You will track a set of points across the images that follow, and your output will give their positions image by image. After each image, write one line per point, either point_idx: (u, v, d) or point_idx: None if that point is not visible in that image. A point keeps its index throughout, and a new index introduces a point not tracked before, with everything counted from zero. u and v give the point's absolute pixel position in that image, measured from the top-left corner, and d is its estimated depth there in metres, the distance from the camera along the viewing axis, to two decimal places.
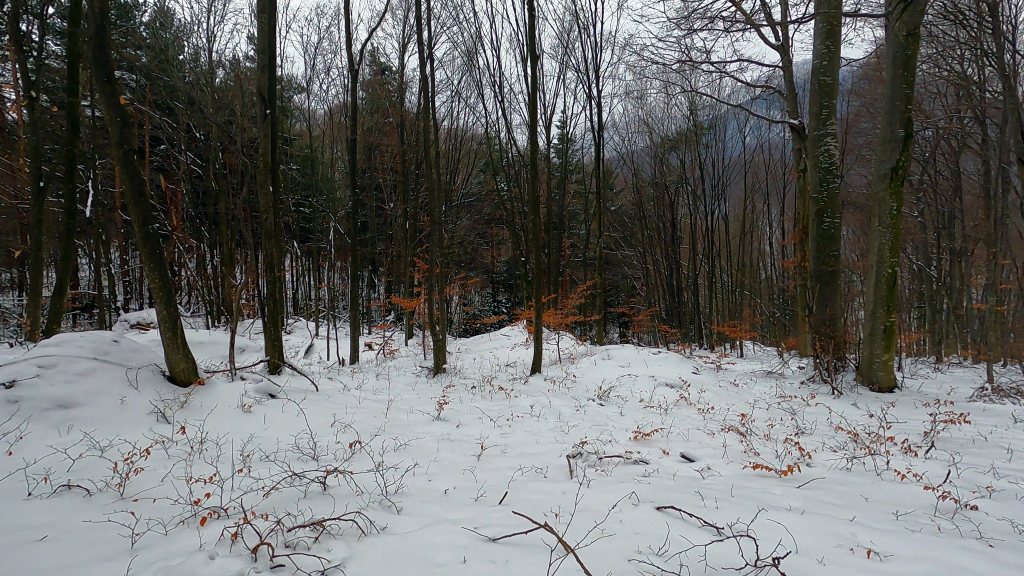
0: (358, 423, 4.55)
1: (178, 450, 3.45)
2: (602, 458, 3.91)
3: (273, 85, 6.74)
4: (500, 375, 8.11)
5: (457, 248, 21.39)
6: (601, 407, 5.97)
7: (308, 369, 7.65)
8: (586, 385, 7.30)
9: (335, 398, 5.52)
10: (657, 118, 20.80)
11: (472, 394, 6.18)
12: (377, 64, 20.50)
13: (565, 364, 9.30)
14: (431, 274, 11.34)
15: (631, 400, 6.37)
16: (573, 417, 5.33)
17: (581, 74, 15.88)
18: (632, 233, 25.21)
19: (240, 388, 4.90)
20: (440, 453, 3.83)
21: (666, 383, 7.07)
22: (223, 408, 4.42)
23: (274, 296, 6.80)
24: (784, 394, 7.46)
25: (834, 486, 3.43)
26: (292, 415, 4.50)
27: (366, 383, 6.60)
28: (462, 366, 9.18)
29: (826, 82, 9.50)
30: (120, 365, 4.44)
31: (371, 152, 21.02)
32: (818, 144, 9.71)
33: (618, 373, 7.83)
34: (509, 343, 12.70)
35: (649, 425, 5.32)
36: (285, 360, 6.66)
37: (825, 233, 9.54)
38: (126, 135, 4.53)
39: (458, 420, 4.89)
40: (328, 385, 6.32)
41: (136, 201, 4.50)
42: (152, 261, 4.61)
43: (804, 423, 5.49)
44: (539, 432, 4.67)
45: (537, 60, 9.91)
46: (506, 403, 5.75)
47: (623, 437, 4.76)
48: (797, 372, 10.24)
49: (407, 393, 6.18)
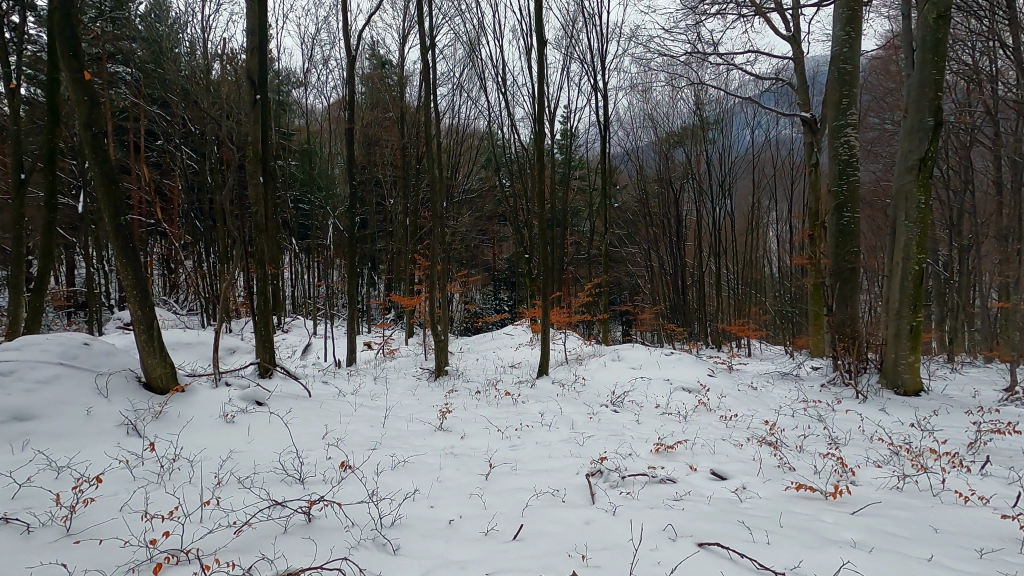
0: (353, 436, 4.12)
1: (144, 472, 3.02)
2: (624, 477, 3.49)
3: (263, 68, 6.28)
4: (505, 377, 7.69)
5: (458, 245, 21.00)
6: (616, 414, 5.53)
7: (302, 372, 7.23)
8: (596, 389, 6.87)
9: (329, 405, 5.09)
10: (663, 112, 20.36)
11: (476, 400, 5.76)
12: (378, 57, 20.05)
13: (573, 365, 8.88)
14: (432, 271, 10.90)
15: (647, 406, 5.94)
16: (587, 426, 4.90)
17: (585, 67, 15.43)
18: (637, 229, 24.80)
19: (223, 396, 4.47)
20: (443, 472, 3.40)
21: (683, 387, 6.64)
22: (202, 419, 3.99)
23: (265, 294, 6.37)
24: (807, 398, 7.02)
25: (892, 513, 3.01)
26: (280, 428, 4.07)
27: (363, 388, 6.19)
28: (465, 368, 8.75)
29: (848, 70, 9.02)
30: (89, 371, 4.01)
31: (371, 147, 20.60)
32: (838, 136, 9.27)
33: (630, 376, 7.40)
34: (512, 343, 12.30)
35: (669, 434, 4.89)
36: (276, 363, 6.24)
37: (844, 228, 9.10)
38: (96, 116, 4.07)
39: (463, 431, 4.47)
40: (322, 389, 5.90)
41: (107, 190, 4.05)
42: (125, 256, 4.17)
43: (837, 434, 5.04)
44: (552, 445, 4.24)
45: (542, 48, 9.49)
46: (513, 410, 5.32)
47: (644, 449, 4.33)
48: (813, 373, 9.79)
49: (407, 398, 5.75)
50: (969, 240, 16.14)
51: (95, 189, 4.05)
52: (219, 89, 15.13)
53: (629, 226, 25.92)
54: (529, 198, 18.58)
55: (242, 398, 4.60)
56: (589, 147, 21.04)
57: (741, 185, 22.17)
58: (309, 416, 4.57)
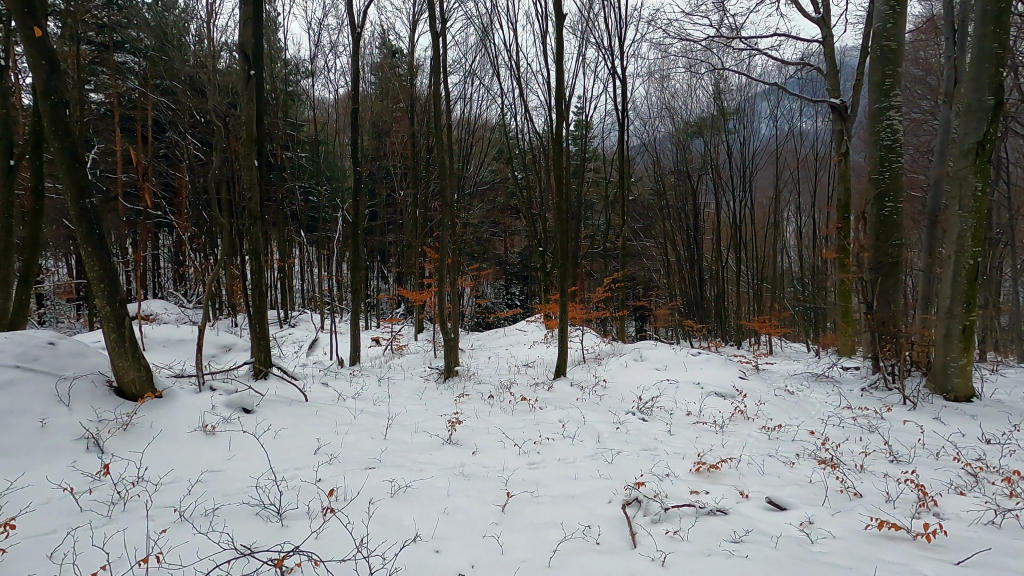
0: (350, 452, 3.61)
1: (91, 505, 2.51)
2: (668, 508, 2.95)
3: (258, 44, 5.75)
4: (519, 379, 7.15)
5: (468, 238, 20.45)
6: (644, 423, 4.96)
7: (302, 371, 6.74)
8: (619, 393, 6.29)
9: (326, 413, 4.60)
10: (681, 100, 19.63)
11: (489, 406, 5.22)
12: (388, 46, 19.45)
13: (592, 365, 8.33)
14: (442, 265, 10.41)
15: (678, 413, 5.36)
16: (613, 439, 4.34)
17: (602, 52, 14.78)
18: (652, 223, 24.15)
19: (205, 404, 3.97)
20: (453, 502, 2.87)
21: (715, 391, 6.04)
22: (176, 432, 3.49)
23: (260, 288, 5.87)
24: (851, 405, 6.36)
25: (1010, 564, 2.41)
26: (265, 444, 3.56)
27: (367, 391, 5.67)
28: (476, 367, 8.20)
29: (893, 47, 8.28)
30: (51, 375, 3.53)
31: (381, 138, 20.08)
32: (880, 119, 8.58)
33: (655, 379, 6.82)
34: (525, 340, 11.73)
35: (709, 449, 4.31)
36: (271, 363, 5.73)
37: (885, 219, 8.39)
38: (57, 82, 3.53)
39: (474, 445, 3.93)
40: (321, 393, 5.39)
41: (69, 166, 3.54)
42: (91, 244, 3.64)
43: (899, 451, 4.42)
44: (577, 464, 3.70)
45: (561, 29, 8.97)
46: (530, 419, 4.78)
47: (683, 469, 3.77)
48: (849, 374, 9.12)
49: (413, 404, 5.22)
50: (1007, 234, 15.24)
51: (55, 166, 3.55)
52: (223, 77, 14.67)
53: (645, 219, 25.26)
54: (543, 191, 17.96)
55: (228, 405, 4.09)
56: (605, 141, 20.36)
57: (763, 177, 21.31)
58: (304, 426, 4.07)
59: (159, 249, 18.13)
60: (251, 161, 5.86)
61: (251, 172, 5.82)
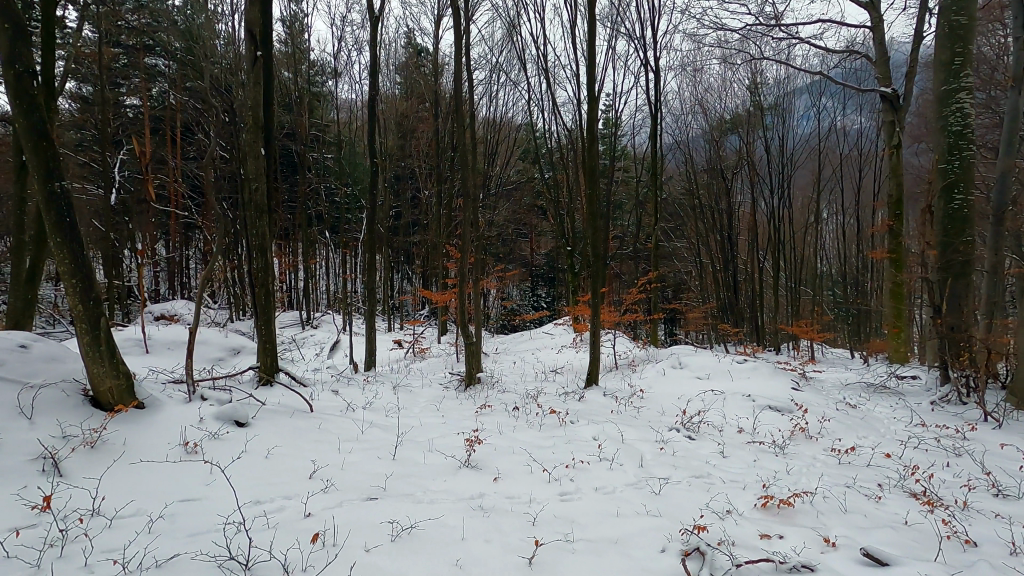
0: (354, 478, 3.09)
1: (22, 551, 2.04)
2: (739, 564, 2.33)
3: (266, 23, 5.31)
4: (547, 388, 6.54)
5: (492, 239, 19.94)
6: (691, 443, 4.32)
7: (314, 376, 6.29)
8: (658, 405, 5.64)
9: (331, 426, 4.11)
10: (715, 94, 18.79)
11: (513, 421, 4.65)
12: (413, 44, 19.10)
13: (626, 372, 7.70)
14: (467, 265, 9.90)
15: (728, 432, 4.69)
16: (658, 463, 3.72)
17: (634, 44, 14.15)
18: (684, 224, 23.28)
19: (192, 418, 3.51)
20: (470, 550, 2.32)
21: (770, 406, 5.31)
22: (152, 452, 3.03)
23: (266, 287, 5.42)
24: (926, 422, 5.55)
25: None
26: (252, 468, 3.07)
27: (379, 400, 5.16)
28: (500, 374, 7.63)
29: (964, 21, 7.26)
30: (17, 384, 3.11)
31: (405, 139, 19.78)
32: (947, 103, 7.52)
33: (698, 390, 6.15)
34: (552, 344, 11.10)
35: (773, 478, 3.65)
36: (276, 369, 5.28)
37: (954, 214, 7.39)
38: (19, 52, 3.09)
39: (497, 470, 3.37)
40: (330, 402, 4.89)
41: (37, 147, 3.12)
42: (62, 235, 3.21)
43: (1005, 482, 3.67)
44: (620, 497, 3.11)
45: (593, 12, 8.39)
46: (561, 437, 4.19)
47: (746, 504, 3.15)
48: (911, 384, 8.25)
49: (429, 416, 4.69)
50: None
51: (21, 147, 3.12)
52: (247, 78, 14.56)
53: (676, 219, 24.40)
54: (571, 191, 17.32)
55: (218, 418, 3.62)
56: (635, 141, 19.66)
57: (802, 174, 20.25)
58: (303, 444, 3.57)
59: (186, 250, 18.14)
60: (257, 150, 5.42)
61: (258, 162, 5.38)
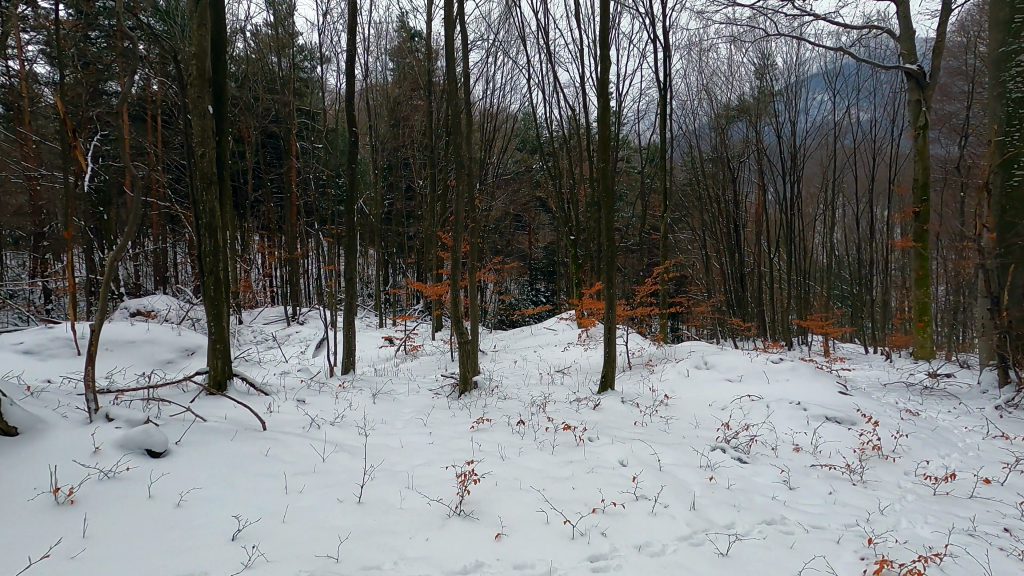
0: (298, 544, 2.16)
1: None
2: None
3: None
4: (554, 393, 5.59)
5: (488, 231, 18.93)
6: (746, 470, 3.39)
7: (281, 381, 5.36)
8: (688, 417, 4.71)
9: (288, 451, 3.18)
10: (721, 79, 17.85)
11: (518, 440, 3.73)
12: (406, 28, 18.05)
13: (643, 373, 6.77)
14: (464, 255, 8.91)
15: (785, 453, 3.78)
16: (714, 504, 2.78)
17: (641, 20, 13.19)
18: (689, 215, 22.33)
19: (81, 449, 2.59)
20: None
21: (828, 417, 4.39)
22: (3, 503, 2.12)
23: (217, 277, 4.47)
24: (1011, 433, 4.57)
25: None
26: (152, 528, 2.15)
27: (352, 413, 4.20)
28: (500, 377, 6.68)
29: None
30: None
31: (398, 127, 18.79)
32: (1005, 68, 5.84)
33: (731, 397, 5.23)
34: (555, 342, 10.12)
35: (871, 525, 2.72)
36: (226, 377, 4.37)
37: (1012, 194, 5.72)
38: None
39: (500, 522, 2.44)
40: (290, 416, 3.96)
41: None
42: None
43: None
44: (675, 562, 2.20)
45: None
46: (579, 465, 3.26)
47: (854, 571, 2.23)
48: (960, 385, 7.28)
49: (413, 435, 3.75)
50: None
51: None
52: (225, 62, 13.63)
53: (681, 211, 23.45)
54: (575, 180, 16.36)
55: (123, 447, 2.69)
56: (639, 130, 18.69)
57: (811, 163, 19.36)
58: (241, 482, 2.64)
59: (167, 242, 17.16)
60: (204, 107, 4.40)
61: (204, 122, 4.37)
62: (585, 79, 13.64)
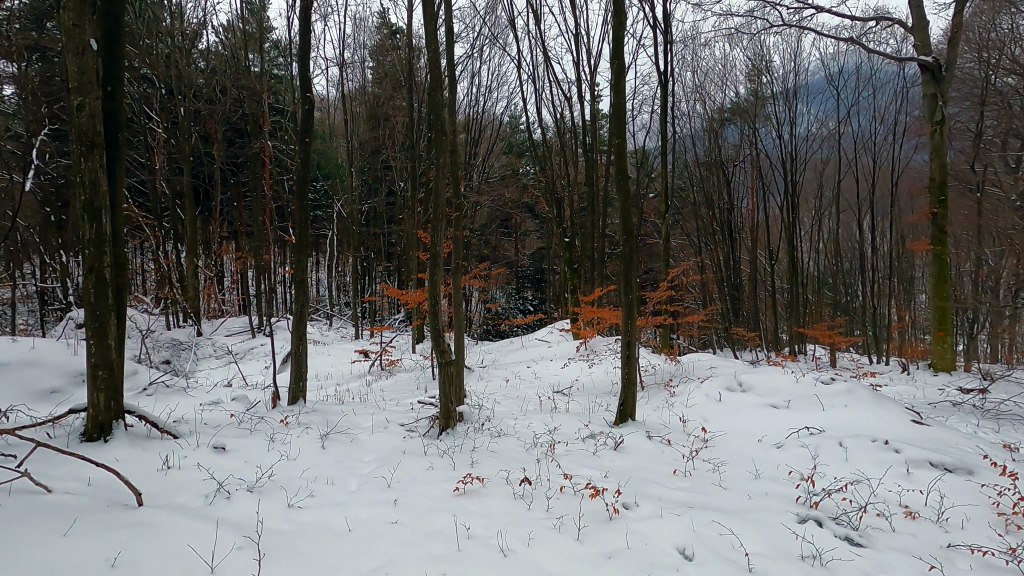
0: None
1: None
2: None
3: None
4: (562, 426, 4.39)
5: (472, 237, 17.70)
6: (870, 565, 2.24)
7: (202, 413, 4.11)
8: (743, 465, 3.54)
9: (156, 553, 1.96)
10: (716, 81, 16.92)
11: (522, 514, 2.53)
12: (387, 24, 16.86)
13: (663, 397, 5.60)
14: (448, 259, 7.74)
15: (904, 526, 2.65)
16: None
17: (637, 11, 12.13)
18: (683, 222, 21.38)
19: None
20: None
21: (936, 464, 3.25)
22: None
23: (100, 280, 3.19)
24: None
25: None
26: None
27: (286, 469, 2.97)
28: (491, 401, 5.49)
29: None
30: None
31: (377, 129, 17.52)
32: None
33: (786, 431, 4.08)
34: (551, 356, 8.95)
35: None
36: (104, 421, 3.13)
37: None
38: None
39: None
40: (190, 477, 2.73)
41: None
42: None
43: None
44: None
45: None
46: (623, 567, 2.07)
47: None
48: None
49: (366, 510, 2.52)
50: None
51: None
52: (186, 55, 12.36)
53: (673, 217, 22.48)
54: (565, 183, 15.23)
55: None
56: (632, 133, 17.70)
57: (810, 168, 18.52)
58: None
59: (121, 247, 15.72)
60: (86, 42, 3.14)
61: (85, 63, 3.11)
62: (579, 74, 12.53)
